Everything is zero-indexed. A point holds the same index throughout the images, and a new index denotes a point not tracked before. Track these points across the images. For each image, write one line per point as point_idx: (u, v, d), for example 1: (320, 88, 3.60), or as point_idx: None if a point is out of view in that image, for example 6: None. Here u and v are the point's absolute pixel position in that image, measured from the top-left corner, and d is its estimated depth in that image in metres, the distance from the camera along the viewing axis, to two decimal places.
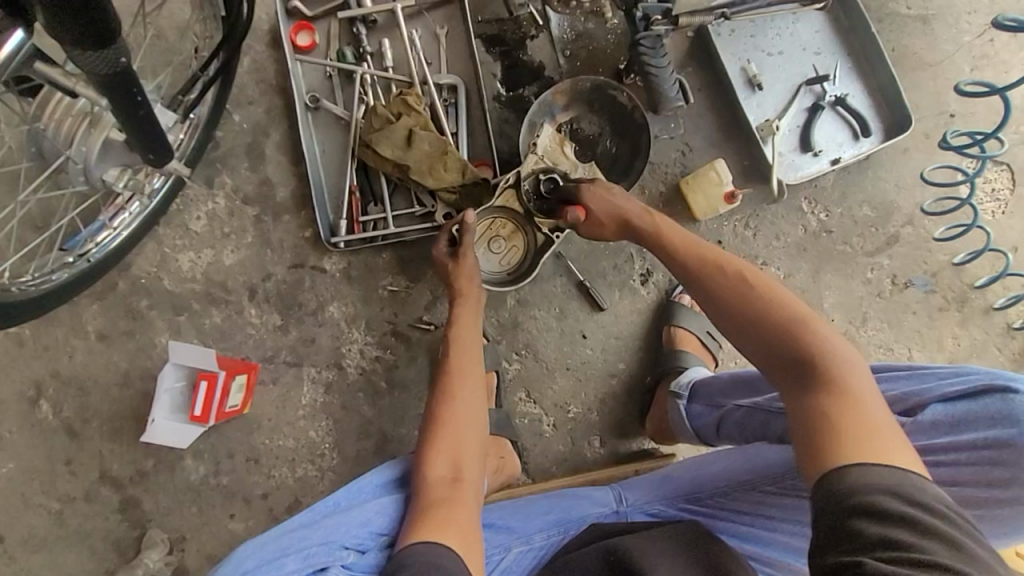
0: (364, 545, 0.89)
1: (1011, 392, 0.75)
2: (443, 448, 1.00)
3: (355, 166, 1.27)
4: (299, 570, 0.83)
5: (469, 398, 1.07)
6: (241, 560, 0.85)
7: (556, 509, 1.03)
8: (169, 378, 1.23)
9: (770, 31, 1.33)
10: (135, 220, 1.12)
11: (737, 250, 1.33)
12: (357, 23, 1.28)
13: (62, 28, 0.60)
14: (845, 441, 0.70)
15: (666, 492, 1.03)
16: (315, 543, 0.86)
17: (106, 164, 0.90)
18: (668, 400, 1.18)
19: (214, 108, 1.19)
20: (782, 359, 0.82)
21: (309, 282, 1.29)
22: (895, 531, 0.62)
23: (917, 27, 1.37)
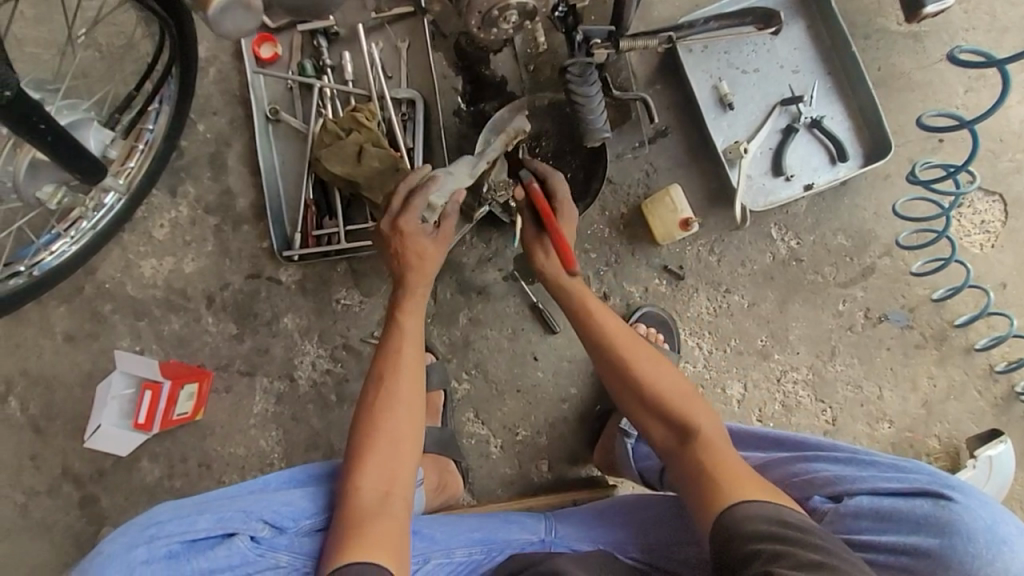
0: (280, 523, 0.88)
1: (946, 502, 0.80)
2: (381, 453, 0.93)
3: (311, 180, 1.27)
4: (209, 529, 0.84)
5: (410, 405, 0.98)
6: (154, 513, 0.86)
7: (483, 528, 1.01)
8: (118, 385, 1.28)
9: (745, 47, 1.26)
10: (84, 235, 1.20)
11: (699, 276, 1.27)
12: (319, 35, 1.27)
13: None
14: (725, 486, 0.83)
15: (598, 533, 1.00)
16: (235, 508, 0.86)
17: (39, 182, 1.06)
18: (617, 436, 1.16)
19: (172, 122, 1.20)
20: (667, 425, 0.94)
21: (265, 293, 1.31)
22: (782, 548, 0.72)
23: (907, 45, 1.28)
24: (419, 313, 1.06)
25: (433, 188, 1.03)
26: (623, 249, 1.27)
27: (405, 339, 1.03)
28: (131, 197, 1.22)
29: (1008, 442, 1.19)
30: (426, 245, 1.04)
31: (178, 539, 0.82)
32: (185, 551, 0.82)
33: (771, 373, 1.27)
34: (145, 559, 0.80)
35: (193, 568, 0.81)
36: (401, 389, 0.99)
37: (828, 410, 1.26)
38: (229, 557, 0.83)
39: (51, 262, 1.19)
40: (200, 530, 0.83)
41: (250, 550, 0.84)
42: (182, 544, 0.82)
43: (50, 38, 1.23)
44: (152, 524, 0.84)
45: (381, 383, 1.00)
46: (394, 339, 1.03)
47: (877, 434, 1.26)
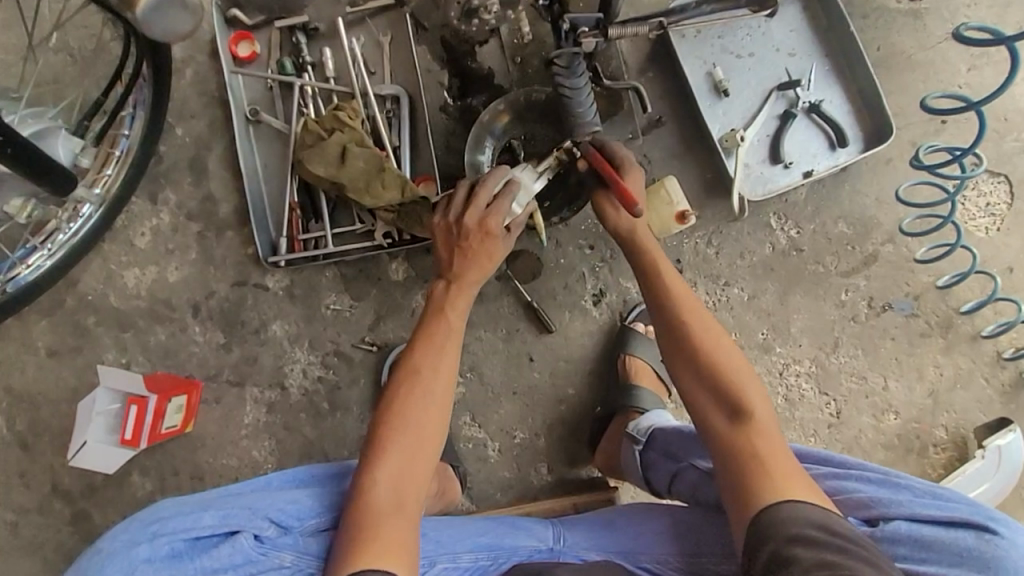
0: (286, 522, 0.84)
1: (990, 536, 0.77)
2: (404, 450, 0.88)
3: (295, 183, 1.23)
4: (213, 526, 0.80)
5: (434, 404, 0.92)
6: (159, 509, 0.84)
7: (489, 533, 0.97)
8: (102, 402, 1.25)
9: (738, 31, 1.22)
10: (59, 248, 1.15)
11: (698, 269, 1.24)
12: (298, 31, 1.23)
13: None
14: (771, 481, 0.80)
15: (609, 540, 0.96)
16: (239, 506, 0.83)
17: (7, 196, 1.07)
18: (625, 441, 1.12)
19: (149, 125, 1.16)
20: (717, 402, 0.88)
21: (252, 300, 1.27)
22: (826, 555, 0.71)
23: (907, 23, 1.24)
24: (461, 308, 1.01)
25: (516, 191, 1.02)
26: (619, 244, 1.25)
27: (447, 336, 0.98)
28: (107, 208, 1.18)
29: (1017, 431, 1.17)
30: (494, 248, 1.02)
31: (180, 537, 0.78)
32: (188, 549, 0.78)
33: (774, 367, 1.24)
34: (146, 558, 0.76)
35: (195, 568, 0.77)
36: (424, 386, 0.93)
37: (833, 403, 1.23)
38: (231, 556, 0.79)
39: (27, 277, 1.15)
40: (205, 527, 0.80)
41: (254, 549, 0.80)
42: (184, 542, 0.79)
43: (16, 43, 1.18)
44: (154, 521, 0.81)
45: (416, 377, 0.94)
46: (431, 334, 0.98)
47: (883, 426, 1.23)
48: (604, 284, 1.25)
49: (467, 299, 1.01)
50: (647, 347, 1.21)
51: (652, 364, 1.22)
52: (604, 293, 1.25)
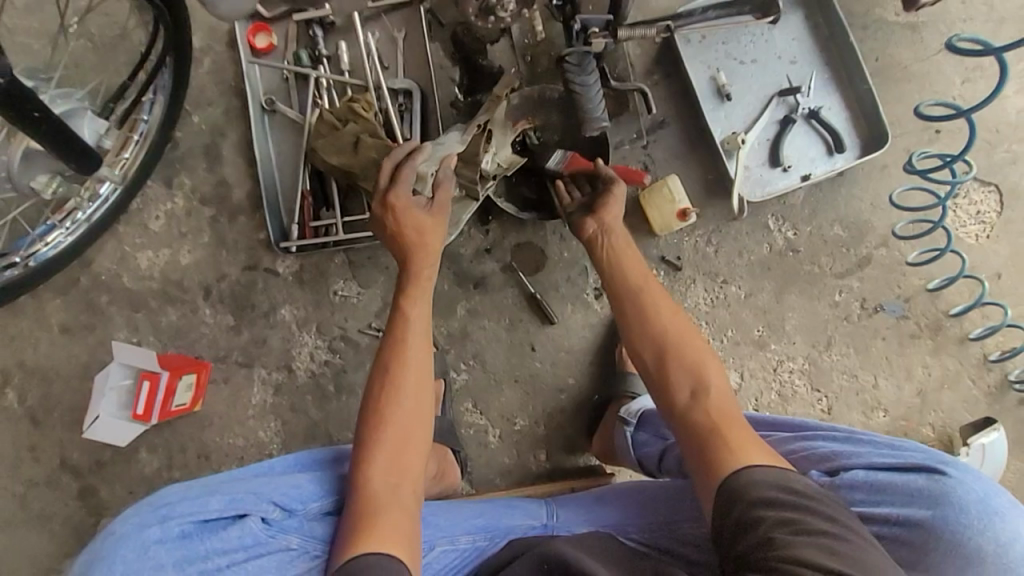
0: (291, 505, 0.85)
1: (940, 476, 0.81)
2: (395, 441, 0.92)
3: (308, 170, 1.26)
4: (222, 510, 0.80)
5: (419, 397, 0.96)
6: (166, 493, 0.82)
7: (486, 515, 1.00)
8: (115, 377, 1.26)
9: (743, 38, 1.26)
10: (79, 226, 1.18)
11: (697, 266, 1.28)
12: (315, 25, 1.26)
13: None
14: (730, 449, 0.84)
15: (598, 516, 1.00)
16: (245, 490, 0.83)
17: (34, 172, 1.04)
18: (617, 424, 1.16)
19: (169, 110, 1.20)
20: (679, 379, 0.93)
21: (262, 284, 1.31)
22: (787, 514, 0.75)
23: (905, 35, 1.28)
24: (423, 299, 1.03)
25: (417, 161, 1.05)
26: None
27: (410, 327, 1.01)
28: (126, 187, 1.21)
29: (1001, 430, 1.21)
30: (422, 220, 1.04)
31: (190, 520, 0.78)
32: (198, 532, 0.78)
33: (768, 363, 1.27)
34: (158, 539, 0.76)
35: (206, 549, 0.77)
36: (407, 383, 0.96)
37: (824, 399, 1.27)
38: (241, 537, 0.80)
39: (47, 253, 1.18)
40: (214, 511, 0.80)
41: (262, 531, 0.81)
42: (194, 524, 0.78)
43: (41, 28, 1.22)
44: (163, 504, 0.80)
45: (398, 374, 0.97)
46: (414, 330, 1.01)
47: (871, 423, 1.27)
48: None
49: (431, 292, 1.05)
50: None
51: None
52: None
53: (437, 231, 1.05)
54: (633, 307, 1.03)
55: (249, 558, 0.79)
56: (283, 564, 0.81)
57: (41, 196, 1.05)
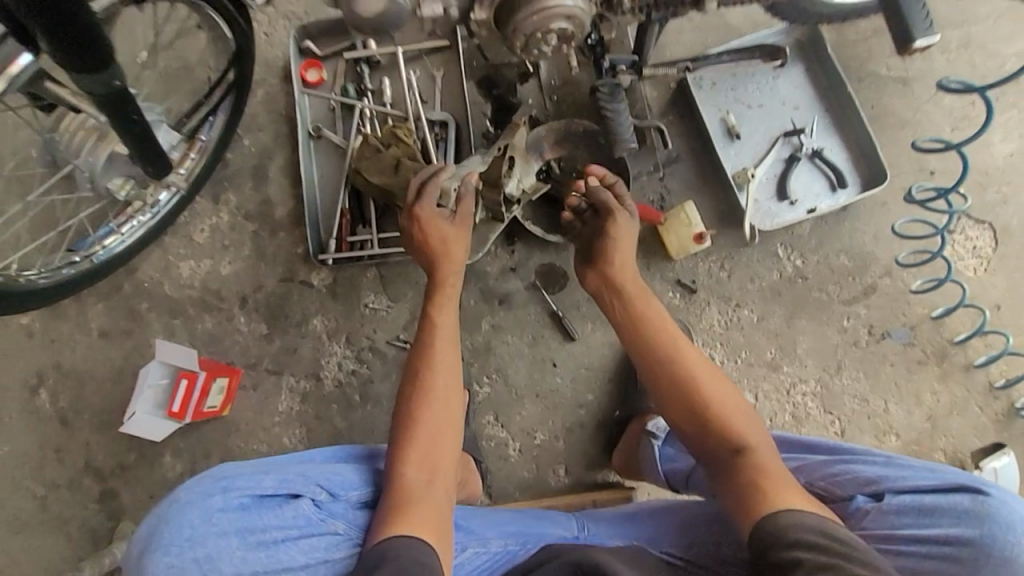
0: (336, 491, 0.87)
1: (983, 496, 0.82)
2: (425, 439, 0.92)
3: (347, 190, 1.35)
4: (275, 488, 0.83)
5: (450, 396, 0.96)
6: (224, 470, 0.86)
7: (516, 523, 1.02)
8: (154, 375, 1.29)
9: (750, 85, 1.38)
10: (139, 229, 1.25)
11: (711, 290, 1.35)
12: (362, 63, 1.38)
13: (59, 42, 0.72)
14: (766, 492, 0.82)
15: (631, 531, 1.01)
16: (296, 472, 0.86)
17: (113, 174, 1.01)
18: (643, 438, 1.19)
19: (224, 131, 1.29)
20: (702, 421, 0.92)
21: (296, 295, 1.37)
22: (827, 559, 0.73)
23: (896, 88, 1.41)
24: (451, 303, 1.05)
25: (440, 177, 1.08)
26: (639, 263, 1.35)
27: (442, 332, 1.02)
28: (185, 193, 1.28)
29: (1010, 455, 1.24)
30: (446, 231, 1.06)
31: (248, 493, 0.82)
32: (254, 506, 0.82)
33: (782, 385, 1.32)
34: (220, 507, 0.80)
35: (262, 523, 0.81)
36: (438, 381, 0.97)
37: (836, 422, 1.31)
38: (293, 516, 0.82)
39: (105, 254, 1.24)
40: (268, 488, 0.83)
41: (312, 513, 0.83)
42: (251, 498, 0.82)
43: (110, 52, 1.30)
44: (224, 477, 0.84)
45: (431, 372, 0.97)
46: (448, 332, 1.02)
47: (884, 446, 1.30)
48: None
49: (456, 297, 1.06)
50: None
51: None
52: None
53: (461, 242, 1.06)
54: (652, 351, 0.99)
55: (300, 537, 0.81)
56: (327, 547, 0.82)
57: (114, 197, 1.03)
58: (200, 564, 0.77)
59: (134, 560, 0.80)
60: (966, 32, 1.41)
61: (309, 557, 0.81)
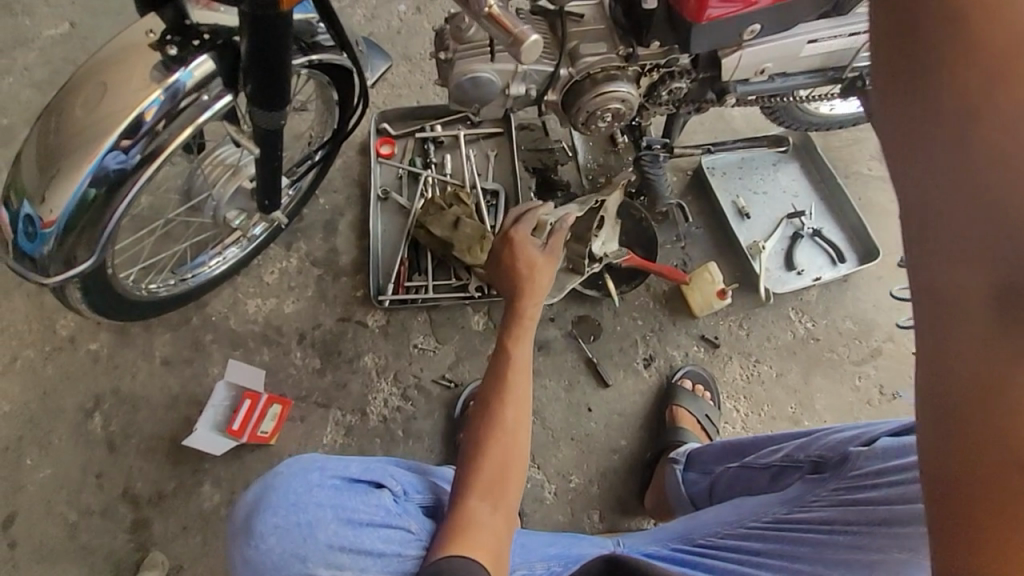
0: (408, 491, 0.96)
1: None
2: (495, 467, 0.97)
3: (407, 242, 1.53)
4: (359, 475, 0.93)
5: (516, 431, 1.02)
6: (314, 457, 0.95)
7: (557, 545, 1.04)
8: (218, 396, 1.39)
9: (755, 175, 1.62)
10: (229, 259, 1.37)
11: (732, 346, 1.48)
12: (428, 142, 1.64)
13: (253, 81, 0.84)
14: None
15: (661, 534, 1.04)
16: (379, 464, 0.96)
17: (231, 206, 1.16)
18: (667, 464, 1.24)
19: (311, 186, 1.50)
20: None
21: (351, 334, 1.49)
22: None
23: (878, 184, 1.67)
24: (523, 344, 1.12)
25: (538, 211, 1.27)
26: (666, 318, 1.49)
27: (512, 369, 1.08)
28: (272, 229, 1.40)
29: None
30: (534, 257, 1.21)
31: (340, 475, 0.92)
32: (342, 487, 0.91)
33: None
34: (318, 483, 0.90)
35: (349, 503, 0.89)
36: (506, 416, 1.02)
37: None
38: (375, 504, 0.90)
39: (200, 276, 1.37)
40: (354, 473, 0.93)
41: (391, 505, 0.92)
42: (341, 480, 0.91)
43: None
44: (317, 462, 0.93)
45: (499, 406, 1.04)
46: (512, 371, 1.07)
47: None
48: (653, 351, 1.46)
49: (529, 333, 1.14)
50: (692, 401, 1.37)
51: (695, 414, 1.37)
52: (654, 358, 1.46)
53: (546, 272, 1.20)
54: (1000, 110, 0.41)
55: (380, 524, 0.89)
56: (400, 540, 0.89)
57: (230, 225, 1.18)
58: (301, 529, 0.86)
59: (241, 524, 0.88)
60: None
61: (386, 545, 0.88)
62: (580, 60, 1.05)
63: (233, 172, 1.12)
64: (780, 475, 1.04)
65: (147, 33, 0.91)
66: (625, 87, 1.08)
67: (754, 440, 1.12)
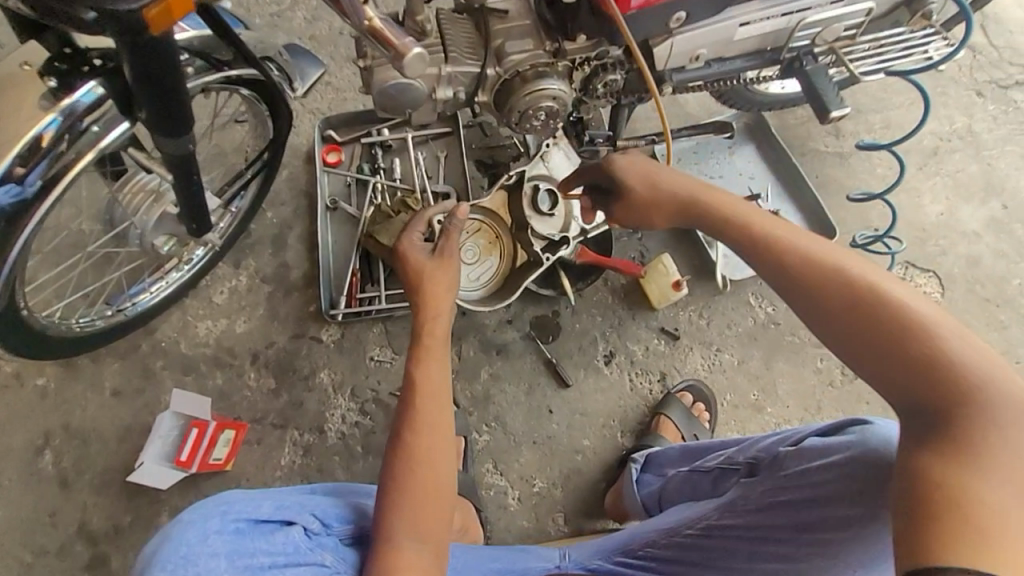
0: (328, 522, 0.83)
1: (867, 424, 0.85)
2: (420, 491, 0.87)
3: (358, 253, 1.48)
4: (270, 514, 0.77)
5: (435, 454, 0.89)
6: (220, 496, 0.78)
7: (501, 559, 1.02)
8: (165, 426, 1.35)
9: (710, 159, 1.59)
10: (171, 283, 1.37)
11: (692, 336, 1.46)
12: (376, 146, 1.59)
13: (149, 103, 0.78)
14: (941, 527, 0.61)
15: (606, 546, 1.03)
16: (292, 499, 0.81)
17: (158, 232, 1.12)
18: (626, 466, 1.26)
19: (253, 203, 1.44)
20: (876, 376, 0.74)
21: (306, 351, 1.45)
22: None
23: (835, 161, 1.64)
24: (437, 357, 0.97)
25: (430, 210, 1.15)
26: (624, 313, 1.47)
27: (424, 386, 0.93)
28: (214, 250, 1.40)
29: None
30: (424, 262, 1.05)
31: (245, 516, 0.74)
32: (246, 530, 0.74)
33: (767, 425, 1.41)
34: (216, 529, 0.72)
35: (253, 546, 0.73)
36: (421, 439, 0.89)
37: None
38: (285, 543, 0.75)
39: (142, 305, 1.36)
40: (263, 513, 0.77)
41: (303, 541, 0.77)
42: (246, 522, 0.74)
43: None
44: (221, 501, 0.76)
45: (413, 429, 0.90)
46: (422, 385, 0.93)
47: None
48: (613, 347, 1.44)
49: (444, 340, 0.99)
50: (681, 413, 1.35)
51: (681, 428, 1.35)
52: (614, 354, 1.44)
53: (447, 274, 1.04)
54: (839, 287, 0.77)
55: (289, 565, 0.74)
56: None
57: (160, 252, 1.15)
58: None
59: None
60: (885, 116, 1.68)
61: None
62: (506, 59, 1.01)
63: (154, 197, 1.07)
64: (721, 479, 1.02)
65: (22, 65, 0.86)
66: (556, 84, 1.04)
67: (703, 446, 1.13)
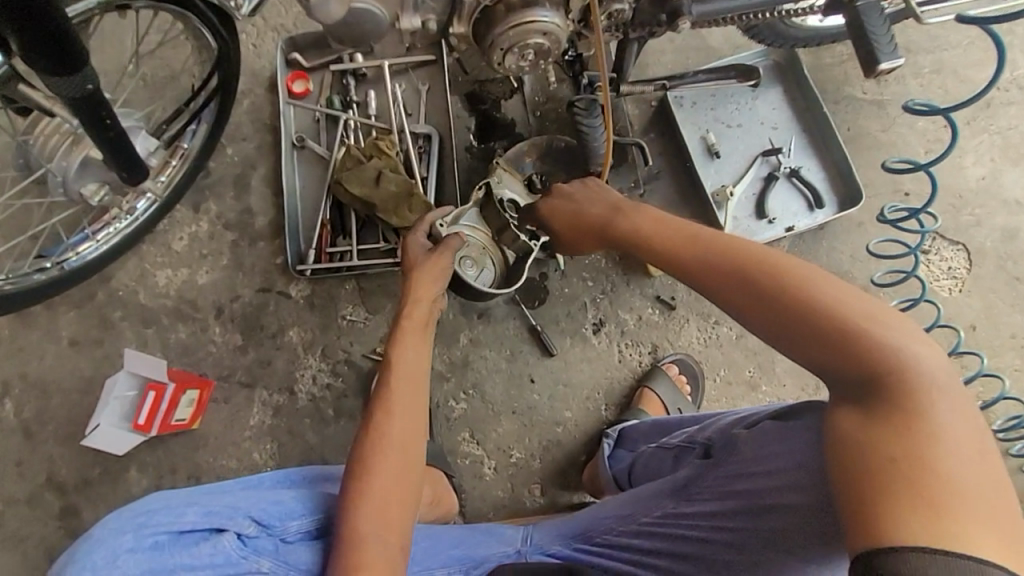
0: (269, 522, 0.77)
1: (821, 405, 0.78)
2: (393, 474, 0.82)
3: (329, 201, 1.34)
4: (197, 523, 0.71)
5: (409, 439, 0.85)
6: (148, 501, 0.74)
7: (462, 544, 0.97)
8: (121, 386, 1.29)
9: (728, 105, 1.39)
10: (114, 235, 1.27)
11: (690, 307, 1.35)
12: (347, 75, 1.39)
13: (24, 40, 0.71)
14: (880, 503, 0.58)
15: (566, 529, 0.98)
16: (222, 504, 0.75)
17: (84, 179, 1.06)
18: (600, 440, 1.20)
19: (207, 139, 1.28)
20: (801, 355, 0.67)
21: (273, 306, 1.35)
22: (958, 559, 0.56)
23: (872, 111, 1.44)
24: (415, 341, 0.92)
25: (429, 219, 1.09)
26: (618, 279, 1.35)
27: (399, 366, 0.89)
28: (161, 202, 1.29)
29: None
30: (419, 257, 1.00)
31: (165, 529, 0.69)
32: (169, 544, 0.68)
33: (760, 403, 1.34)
34: (129, 547, 0.66)
35: (173, 563, 0.67)
36: (395, 422, 0.85)
37: None
38: (211, 555, 0.69)
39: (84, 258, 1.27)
40: (189, 522, 0.71)
41: (235, 550, 0.71)
42: (168, 535, 0.69)
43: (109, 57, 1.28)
44: (143, 511, 0.71)
45: (386, 412, 0.85)
46: (395, 363, 0.89)
47: None
48: (603, 315, 1.34)
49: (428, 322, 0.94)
50: (669, 389, 1.28)
51: (668, 405, 1.27)
52: (604, 323, 1.34)
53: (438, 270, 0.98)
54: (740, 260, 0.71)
55: None
56: None
57: (89, 202, 1.07)
58: None
59: None
60: (937, 58, 1.45)
61: None
62: None
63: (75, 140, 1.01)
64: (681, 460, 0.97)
65: None
66: (551, 16, 0.84)
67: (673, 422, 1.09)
